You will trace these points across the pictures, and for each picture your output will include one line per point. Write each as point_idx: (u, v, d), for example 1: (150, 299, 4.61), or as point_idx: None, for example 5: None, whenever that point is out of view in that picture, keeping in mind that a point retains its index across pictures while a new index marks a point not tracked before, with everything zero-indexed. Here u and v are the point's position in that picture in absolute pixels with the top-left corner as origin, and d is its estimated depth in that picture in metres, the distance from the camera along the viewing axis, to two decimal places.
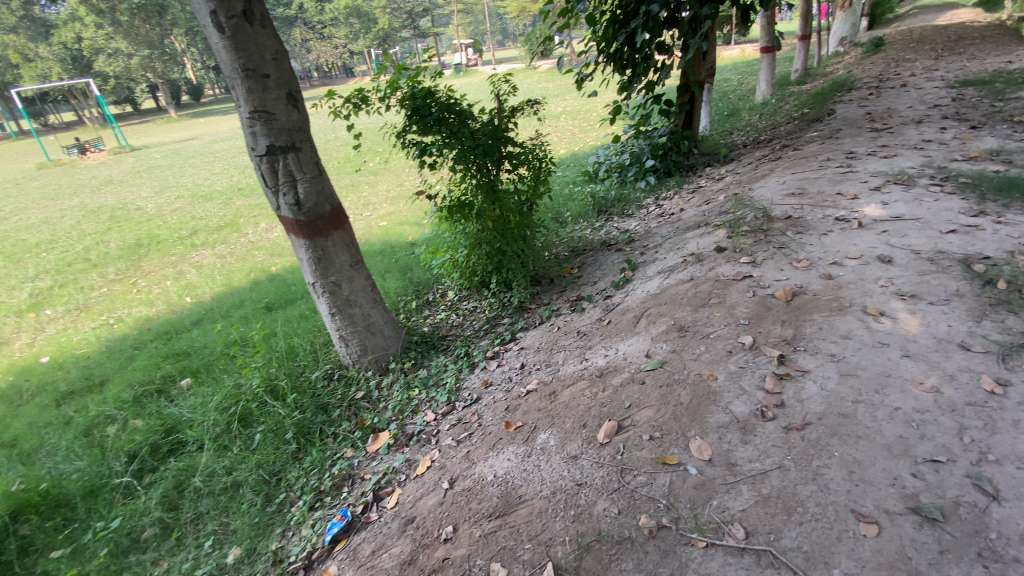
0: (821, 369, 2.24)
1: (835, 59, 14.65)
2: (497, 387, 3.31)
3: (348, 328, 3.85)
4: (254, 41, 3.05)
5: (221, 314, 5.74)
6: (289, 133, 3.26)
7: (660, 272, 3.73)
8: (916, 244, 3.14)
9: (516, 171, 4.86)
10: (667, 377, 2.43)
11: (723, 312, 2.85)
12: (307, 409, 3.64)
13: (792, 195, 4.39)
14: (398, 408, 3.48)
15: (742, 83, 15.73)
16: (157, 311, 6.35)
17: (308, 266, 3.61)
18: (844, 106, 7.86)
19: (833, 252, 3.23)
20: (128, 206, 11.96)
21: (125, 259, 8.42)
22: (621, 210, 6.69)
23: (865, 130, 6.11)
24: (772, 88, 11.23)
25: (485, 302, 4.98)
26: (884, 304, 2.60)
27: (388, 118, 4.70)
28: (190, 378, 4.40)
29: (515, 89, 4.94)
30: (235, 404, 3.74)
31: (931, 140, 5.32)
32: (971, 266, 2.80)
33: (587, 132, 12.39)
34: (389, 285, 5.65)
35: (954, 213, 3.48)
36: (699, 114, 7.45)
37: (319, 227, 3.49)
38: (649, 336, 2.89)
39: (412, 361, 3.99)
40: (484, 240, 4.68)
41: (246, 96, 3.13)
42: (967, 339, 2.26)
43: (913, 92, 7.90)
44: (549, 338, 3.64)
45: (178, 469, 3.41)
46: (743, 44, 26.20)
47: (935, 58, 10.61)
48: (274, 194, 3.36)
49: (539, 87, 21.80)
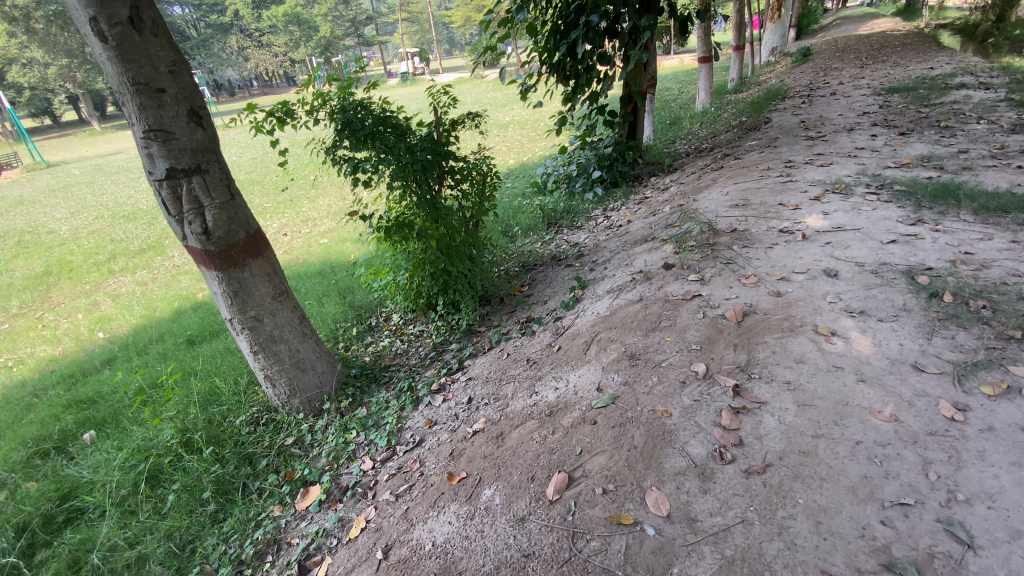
0: (777, 399, 2.12)
1: (767, 68, 15.30)
2: (441, 426, 3.03)
3: (274, 366, 3.51)
4: (145, 51, 2.66)
5: (137, 352, 5.16)
6: (193, 154, 2.89)
7: (609, 291, 3.58)
8: (859, 256, 3.13)
9: (459, 186, 4.63)
10: (620, 414, 2.24)
11: (674, 336, 2.71)
12: (229, 462, 3.29)
13: (736, 206, 4.37)
14: (332, 456, 3.19)
15: (682, 91, 16.18)
16: (64, 350, 5.66)
17: (223, 301, 3.24)
18: (779, 114, 8.10)
19: (780, 267, 3.18)
20: (39, 229, 10.85)
21: (30, 289, 7.54)
22: (570, 223, 6.57)
23: (801, 138, 6.27)
24: (711, 97, 11.53)
25: (432, 325, 4.65)
26: (834, 322, 2.53)
27: (317, 132, 4.34)
28: (93, 432, 3.86)
29: (455, 100, 4.71)
30: (142, 461, 3.26)
31: (864, 147, 5.49)
32: (915, 277, 2.79)
33: (534, 142, 12.33)
34: (327, 311, 5.25)
35: (892, 222, 3.52)
36: (642, 124, 7.51)
37: (233, 257, 3.13)
38: (600, 365, 2.71)
39: (349, 399, 3.70)
40: (427, 261, 4.39)
41: (138, 114, 2.74)
42: (920, 359, 2.21)
43: (842, 100, 8.25)
44: (498, 366, 3.39)
45: (74, 543, 2.86)
46: (682, 54, 27.17)
47: (859, 67, 11.20)
48: (179, 223, 2.98)
49: (486, 96, 21.73)
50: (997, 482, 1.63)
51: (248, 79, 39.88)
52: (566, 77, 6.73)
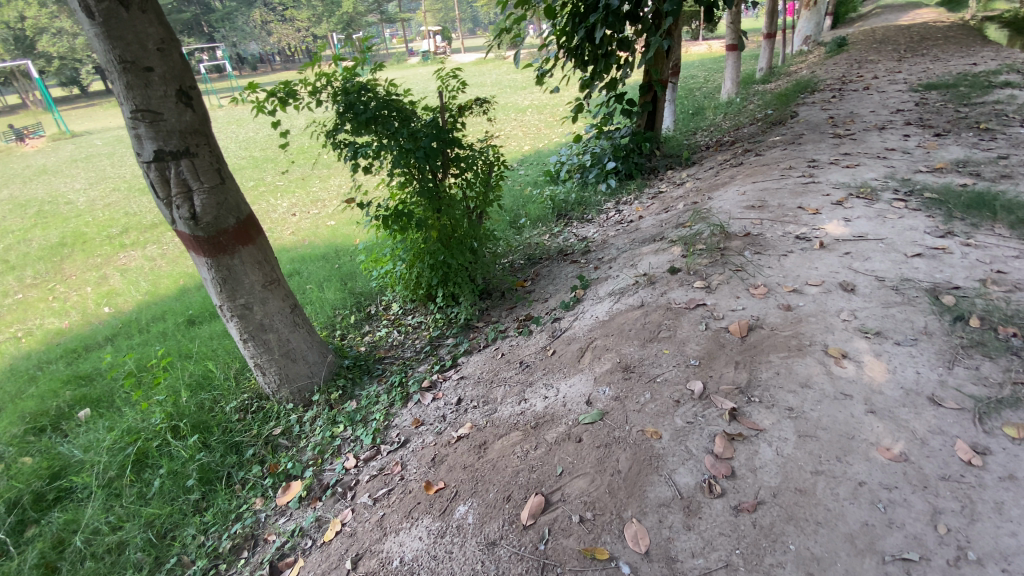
0: (778, 427, 1.97)
1: (800, 58, 14.69)
2: (427, 428, 2.94)
3: (264, 355, 3.45)
4: (132, 28, 2.56)
5: (140, 329, 5.18)
6: (181, 137, 2.80)
7: (611, 294, 3.43)
8: (880, 270, 2.93)
9: (464, 175, 4.48)
10: (606, 433, 2.11)
11: (673, 348, 2.56)
12: (215, 450, 3.26)
13: (752, 207, 4.16)
14: (317, 450, 3.14)
15: (709, 79, 15.62)
16: (70, 323, 5.71)
17: (213, 287, 3.17)
18: (807, 108, 7.73)
19: (793, 277, 2.99)
20: (58, 199, 10.99)
21: (44, 260, 7.63)
22: (581, 215, 6.38)
23: (828, 136, 5.96)
24: (737, 86, 11.10)
25: (430, 317, 4.55)
26: (847, 343, 2.35)
27: (320, 114, 4.21)
28: (88, 410, 3.87)
29: (464, 85, 4.57)
30: (130, 444, 3.24)
31: (895, 148, 5.19)
32: (940, 297, 2.59)
33: (552, 128, 12.04)
34: (328, 297, 5.18)
35: (918, 233, 3.28)
36: (662, 114, 7.23)
37: (222, 243, 3.04)
38: (593, 375, 2.58)
39: (340, 391, 3.63)
40: (427, 251, 4.27)
41: (125, 93, 2.66)
42: (939, 391, 2.03)
43: (875, 95, 7.83)
44: (491, 366, 3.28)
45: (61, 523, 2.85)
46: (710, 40, 26.36)
47: (896, 60, 10.62)
48: (167, 206, 2.89)
49: (507, 79, 21.35)
50: (1013, 541, 1.48)
51: (270, 53, 39.88)
52: (585, 62, 6.49)
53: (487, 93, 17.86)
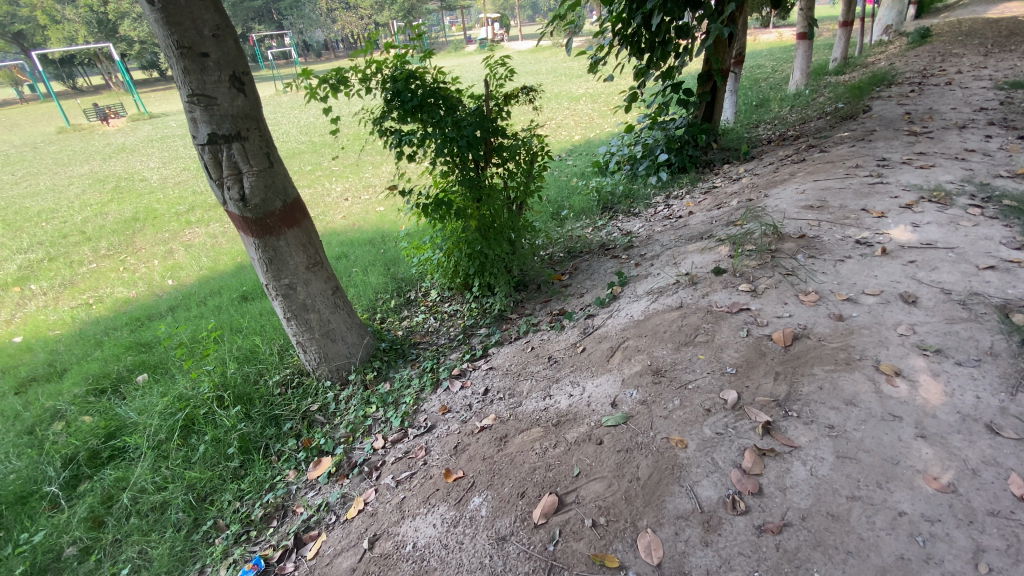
0: (815, 446, 1.84)
1: (878, 49, 13.66)
2: (453, 415, 2.96)
3: (305, 334, 3.58)
4: (189, 15, 2.69)
5: (197, 301, 5.52)
6: (233, 120, 2.93)
7: (649, 293, 3.32)
8: (946, 282, 2.67)
9: (506, 165, 4.47)
10: (628, 437, 2.05)
11: (708, 354, 2.44)
12: (256, 421, 3.43)
13: (809, 207, 3.90)
14: (349, 428, 3.23)
15: (775, 70, 14.78)
16: (137, 293, 6.16)
17: (260, 266, 3.31)
18: (880, 103, 7.16)
19: (847, 285, 2.78)
20: (135, 176, 11.84)
21: (119, 233, 8.26)
22: (627, 209, 6.22)
23: (902, 133, 5.50)
24: (806, 78, 10.45)
25: (466, 306, 4.59)
26: (901, 360, 2.16)
27: (369, 101, 4.29)
28: (145, 376, 4.18)
29: (512, 74, 4.55)
30: (179, 410, 3.47)
31: (977, 149, 4.72)
32: (1011, 315, 2.33)
33: (604, 118, 11.79)
34: (370, 280, 5.32)
35: (994, 243, 2.98)
36: (721, 105, 6.89)
37: (269, 225, 3.16)
38: (622, 375, 2.51)
39: (375, 372, 3.72)
40: (465, 240, 4.30)
41: (183, 78, 2.81)
42: (1002, 419, 1.83)
43: (958, 91, 7.17)
44: (520, 359, 3.27)
45: (111, 480, 3.11)
46: (780, 29, 24.96)
47: (986, 54, 9.69)
48: (219, 187, 3.03)
49: (562, 67, 21.03)
50: None
51: (334, 40, 41.14)
52: (641, 50, 6.27)
53: (540, 82, 17.71)
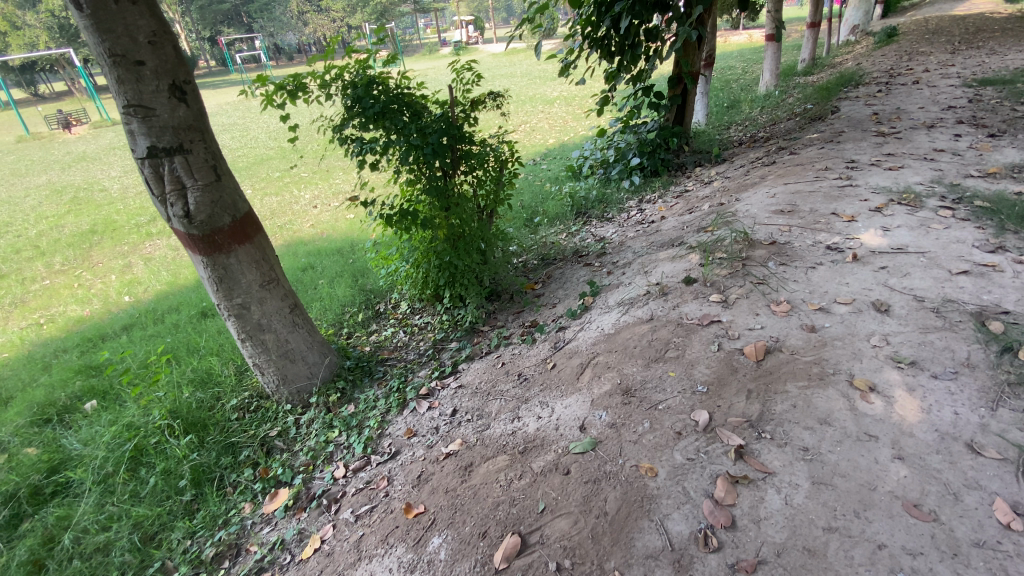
0: (790, 471, 1.75)
1: (845, 49, 13.93)
2: (419, 439, 2.82)
3: (262, 355, 3.40)
4: (122, 20, 2.50)
5: (155, 319, 5.25)
6: (174, 132, 2.73)
7: (620, 304, 3.23)
8: (918, 288, 2.64)
9: (474, 172, 4.34)
10: (597, 466, 1.94)
11: (679, 371, 2.34)
12: (210, 450, 3.22)
13: (780, 212, 3.87)
14: (309, 455, 3.07)
15: (746, 70, 14.96)
16: (92, 311, 5.84)
17: (210, 285, 3.12)
18: (849, 103, 7.24)
19: (819, 293, 2.73)
20: (95, 186, 11.37)
21: (75, 247, 7.87)
22: (601, 213, 6.14)
23: (871, 134, 5.54)
24: (776, 79, 10.56)
25: (437, 318, 4.43)
26: (876, 374, 2.10)
27: (328, 108, 4.11)
28: (95, 402, 3.92)
29: (480, 79, 4.45)
30: (127, 440, 3.24)
31: (944, 149, 4.76)
32: (986, 323, 2.30)
33: (579, 121, 11.75)
34: (337, 293, 5.13)
35: (965, 247, 2.96)
36: (692, 108, 6.87)
37: (217, 242, 2.97)
38: (591, 395, 2.40)
39: (338, 393, 3.54)
40: (433, 251, 4.16)
41: (118, 88, 2.61)
42: (981, 437, 1.78)
43: (925, 90, 7.28)
44: (489, 377, 3.13)
45: (52, 519, 2.87)
46: (751, 30, 25.44)
47: (951, 52, 9.90)
48: (162, 203, 2.84)
49: (536, 70, 20.98)
50: None
51: (306, 44, 40.50)
52: (611, 53, 6.23)
53: (516, 84, 17.61)
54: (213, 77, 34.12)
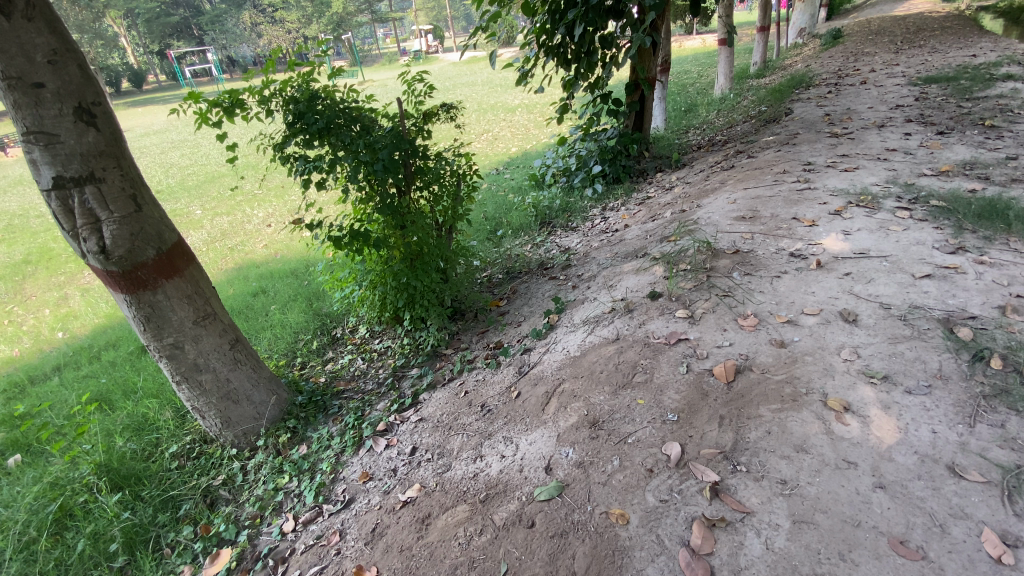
0: (768, 509, 1.63)
1: (795, 51, 14.37)
2: (375, 484, 2.60)
3: (201, 397, 3.12)
4: (15, 39, 2.22)
5: (92, 357, 4.83)
6: (84, 160, 2.45)
7: (585, 322, 3.09)
8: (884, 295, 2.58)
9: (430, 188, 4.14)
10: (563, 516, 1.78)
11: (648, 398, 2.21)
12: (145, 508, 2.89)
13: (742, 218, 3.82)
14: (256, 506, 2.81)
15: (701, 74, 15.26)
16: (20, 350, 5.33)
17: (135, 325, 2.83)
18: (802, 105, 7.38)
19: (786, 304, 2.65)
20: (31, 212, 10.62)
21: (5, 279, 7.25)
22: (566, 222, 6.03)
23: (824, 135, 5.62)
24: (731, 82, 10.75)
25: (398, 342, 4.19)
26: (849, 392, 2.01)
27: (269, 125, 3.85)
28: (18, 456, 3.43)
29: (433, 90, 4.27)
30: (51, 501, 2.83)
31: (896, 148, 4.84)
32: (954, 330, 2.24)
33: (541, 128, 11.70)
34: (290, 320, 4.85)
35: (925, 249, 2.94)
36: (650, 113, 6.85)
37: (140, 278, 2.69)
38: (556, 429, 2.23)
39: (289, 434, 3.27)
40: (389, 273, 3.95)
41: (15, 114, 2.33)
42: (962, 457, 1.69)
43: (872, 90, 7.50)
44: (451, 408, 2.93)
45: None
46: (704, 34, 26.11)
47: (893, 52, 10.28)
48: (74, 239, 2.54)
49: (497, 78, 20.94)
50: None
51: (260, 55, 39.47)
52: (568, 61, 6.15)
53: (477, 92, 17.50)
54: (162, 92, 32.76)
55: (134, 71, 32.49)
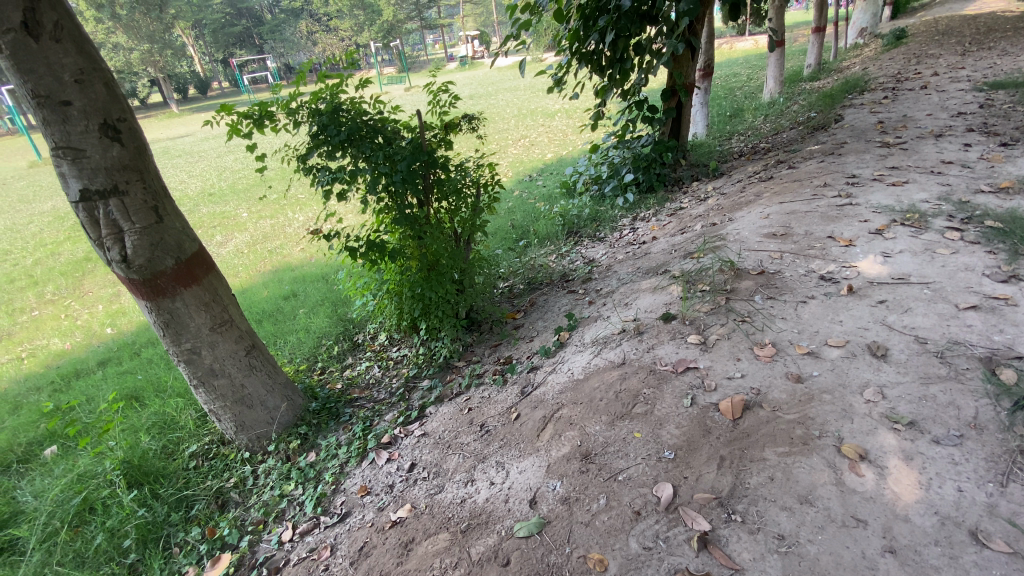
0: (758, 568, 1.50)
1: (853, 52, 13.60)
2: (371, 499, 2.60)
3: (217, 401, 3.22)
4: (44, 60, 2.35)
5: (133, 354, 5.11)
6: (108, 174, 2.57)
7: (594, 342, 2.99)
8: (921, 328, 2.35)
9: (450, 199, 4.13)
10: (539, 557, 1.72)
11: (646, 431, 2.09)
12: (160, 506, 3.01)
13: (773, 236, 3.60)
14: (261, 512, 2.87)
15: (751, 77, 14.64)
16: (73, 344, 5.71)
17: (156, 330, 2.95)
18: (854, 111, 6.94)
19: (809, 334, 2.45)
20: None
21: (68, 275, 7.80)
22: (593, 233, 5.90)
23: (874, 145, 5.25)
24: (779, 85, 10.31)
25: (414, 351, 4.20)
26: (867, 438, 1.83)
27: (294, 137, 3.92)
28: (55, 448, 3.68)
29: (458, 100, 4.26)
30: (75, 494, 2.98)
31: (953, 160, 4.46)
32: (997, 372, 2.00)
33: (579, 133, 11.56)
34: (315, 324, 4.96)
35: (974, 276, 2.66)
36: (687, 120, 6.59)
37: (160, 285, 2.80)
38: (548, 459, 2.16)
39: (300, 440, 3.33)
40: (406, 283, 3.97)
41: (45, 130, 2.47)
42: (990, 522, 1.50)
43: (933, 95, 6.96)
44: (453, 425, 2.89)
45: None
46: (756, 36, 25.20)
47: (961, 54, 9.56)
48: (99, 248, 2.67)
49: (540, 83, 20.94)
50: None
51: None
52: (602, 68, 5.96)
53: (518, 98, 17.54)
54: (223, 98, 34.66)
55: (199, 78, 34.53)
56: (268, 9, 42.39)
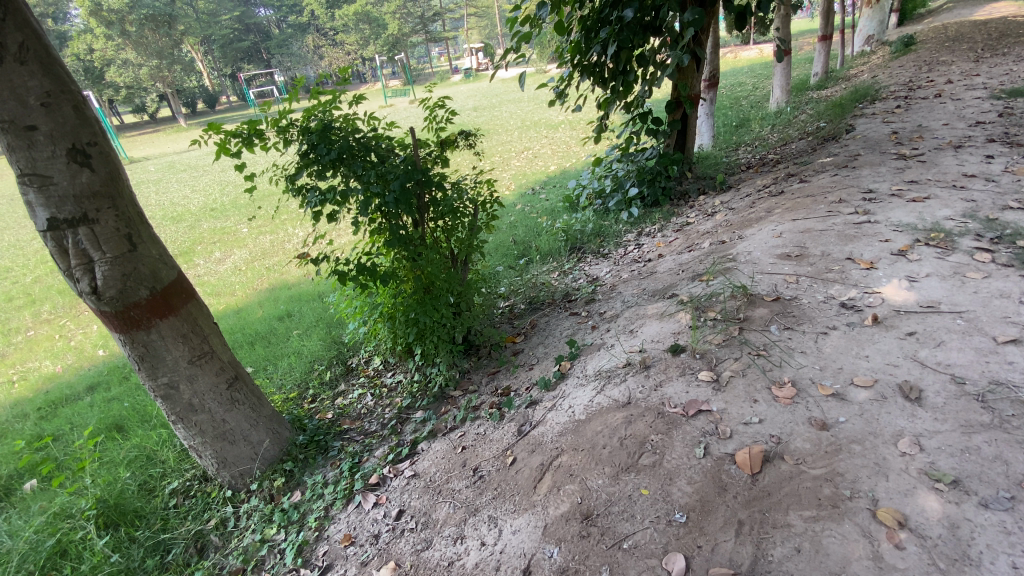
0: None
1: (862, 60, 13.40)
2: (355, 551, 2.40)
3: (198, 437, 3.03)
4: (8, 83, 2.21)
5: (123, 378, 4.94)
6: (77, 202, 2.42)
7: (597, 375, 2.78)
8: (956, 365, 2.12)
9: (445, 218, 3.93)
10: None
11: (654, 488, 1.89)
12: (136, 550, 2.81)
13: (787, 257, 3.39)
14: (240, 559, 2.68)
15: (757, 86, 14.47)
16: (64, 366, 5.56)
17: (131, 364, 2.78)
18: (866, 121, 6.73)
19: (832, 371, 2.23)
20: None
21: (66, 295, 7.69)
22: (597, 249, 5.71)
23: (889, 156, 5.03)
24: (786, 94, 10.12)
25: (408, 377, 3.99)
26: (906, 501, 1.60)
27: (284, 156, 3.76)
28: (35, 481, 3.50)
29: (455, 116, 4.07)
30: (49, 535, 2.79)
31: (976, 173, 4.23)
32: None
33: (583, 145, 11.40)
34: (308, 347, 4.79)
35: (1011, 304, 2.43)
36: (694, 132, 6.39)
37: (133, 318, 2.63)
38: (545, 519, 1.98)
39: (285, 477, 3.13)
40: (399, 307, 3.77)
41: (10, 156, 2.32)
42: None
43: (948, 104, 6.74)
44: (446, 466, 2.69)
45: None
46: (761, 45, 25.10)
47: (973, 60, 9.34)
48: (69, 279, 2.51)
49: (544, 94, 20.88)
50: None
51: None
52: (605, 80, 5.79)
53: (522, 109, 17.48)
54: (231, 112, 34.98)
55: (207, 93, 34.89)
56: (276, 24, 42.99)
